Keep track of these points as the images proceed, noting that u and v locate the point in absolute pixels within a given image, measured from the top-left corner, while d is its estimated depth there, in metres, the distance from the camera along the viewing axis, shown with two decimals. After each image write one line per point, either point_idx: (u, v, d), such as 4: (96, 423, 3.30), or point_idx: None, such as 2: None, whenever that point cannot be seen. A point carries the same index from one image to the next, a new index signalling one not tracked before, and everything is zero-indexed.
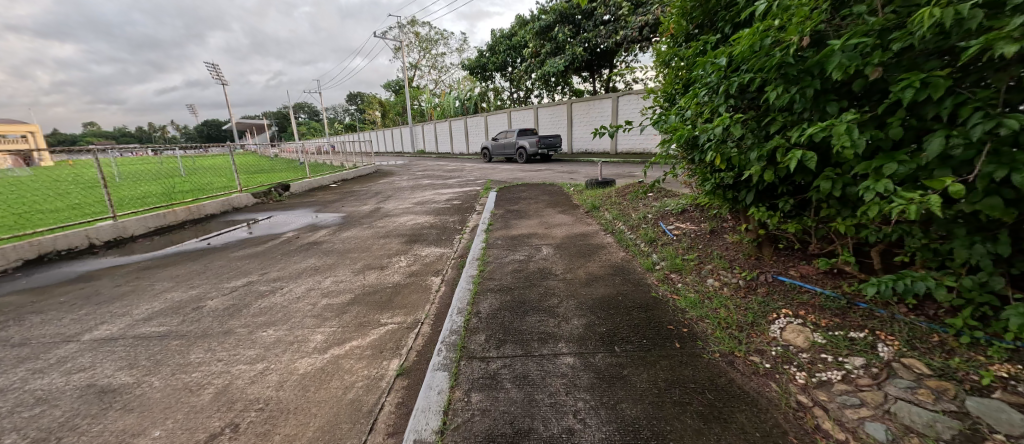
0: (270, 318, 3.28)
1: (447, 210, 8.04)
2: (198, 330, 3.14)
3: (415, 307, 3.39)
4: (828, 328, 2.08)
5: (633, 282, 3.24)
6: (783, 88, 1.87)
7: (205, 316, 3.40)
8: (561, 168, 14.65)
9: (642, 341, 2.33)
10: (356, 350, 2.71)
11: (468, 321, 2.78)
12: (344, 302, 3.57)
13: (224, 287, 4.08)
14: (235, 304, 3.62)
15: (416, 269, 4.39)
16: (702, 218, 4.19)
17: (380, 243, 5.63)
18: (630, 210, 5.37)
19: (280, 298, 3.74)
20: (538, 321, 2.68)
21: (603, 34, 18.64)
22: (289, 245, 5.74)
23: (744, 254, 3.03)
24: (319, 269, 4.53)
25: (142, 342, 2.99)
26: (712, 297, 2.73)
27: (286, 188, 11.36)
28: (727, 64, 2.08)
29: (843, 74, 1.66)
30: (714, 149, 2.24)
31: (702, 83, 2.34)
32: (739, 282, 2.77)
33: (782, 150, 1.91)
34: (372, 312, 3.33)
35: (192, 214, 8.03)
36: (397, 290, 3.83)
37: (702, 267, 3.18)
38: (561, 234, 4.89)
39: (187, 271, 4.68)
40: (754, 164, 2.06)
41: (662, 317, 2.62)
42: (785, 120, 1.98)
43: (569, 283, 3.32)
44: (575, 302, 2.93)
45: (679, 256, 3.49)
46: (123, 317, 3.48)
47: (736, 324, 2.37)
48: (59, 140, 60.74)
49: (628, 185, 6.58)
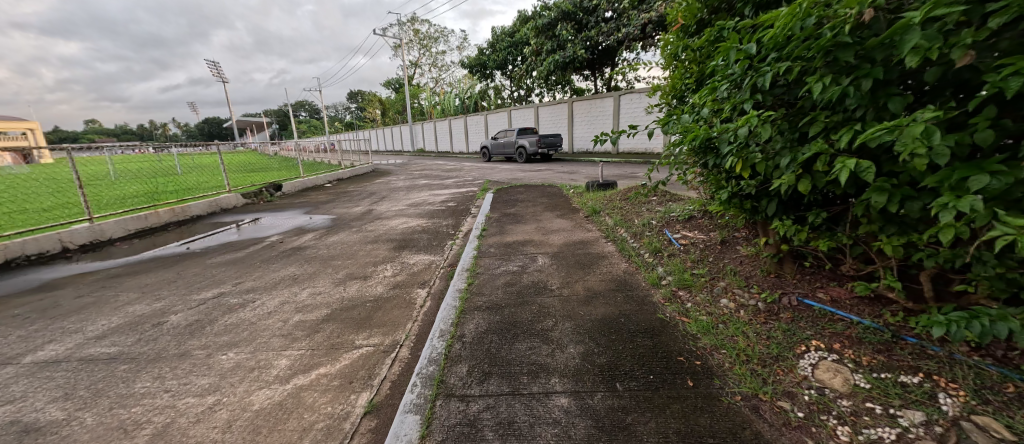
0: (233, 338, 2.95)
1: (441, 212, 7.72)
2: (152, 352, 2.82)
3: (396, 326, 3.06)
4: (871, 369, 1.75)
5: (636, 301, 2.91)
6: (831, 80, 1.54)
7: (164, 334, 3.08)
8: (561, 168, 14.30)
9: (649, 377, 2.01)
10: (323, 380, 2.38)
11: (450, 347, 2.46)
12: (318, 318, 3.25)
13: (192, 299, 3.75)
14: (199, 321, 3.29)
15: (401, 280, 4.06)
16: (712, 225, 3.86)
17: (367, 249, 5.30)
18: (633, 216, 5.04)
19: (250, 313, 3.42)
20: (529, 349, 2.36)
21: (604, 31, 18.30)
22: (271, 250, 5.42)
23: (762, 270, 2.70)
24: (298, 279, 4.20)
25: (86, 367, 2.67)
26: (727, 322, 2.40)
27: (278, 188, 11.05)
28: (754, 52, 1.75)
29: (918, 60, 1.34)
30: (736, 154, 1.90)
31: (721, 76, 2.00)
32: (757, 304, 2.44)
33: (825, 156, 1.58)
34: (347, 331, 3.00)
35: (176, 215, 7.72)
36: (378, 304, 3.50)
37: (713, 284, 2.84)
38: (559, 242, 4.55)
39: (157, 279, 4.37)
40: (786, 173, 1.73)
41: (670, 345, 2.29)
42: (828, 119, 1.65)
43: (566, 301, 2.99)
44: (572, 325, 2.60)
45: (687, 270, 3.16)
46: (74, 334, 3.16)
47: (757, 358, 2.04)
48: (59, 136, 60.70)
49: (631, 187, 6.24)
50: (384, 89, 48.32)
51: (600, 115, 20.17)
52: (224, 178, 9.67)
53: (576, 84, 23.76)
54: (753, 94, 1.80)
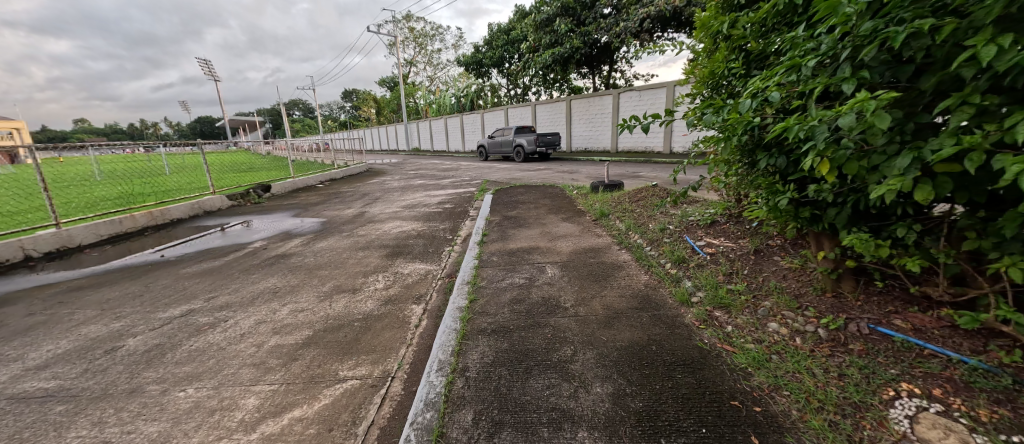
0: (196, 368, 2.53)
1: (438, 215, 7.29)
2: (97, 388, 2.39)
3: (386, 352, 2.64)
4: (995, 428, 1.38)
5: (666, 323, 2.51)
6: (995, 51, 1.16)
7: (116, 364, 2.64)
8: (560, 168, 13.89)
9: (701, 431, 1.61)
10: (297, 427, 1.97)
11: (451, 384, 2.05)
12: (298, 341, 2.82)
13: (155, 318, 3.31)
14: (159, 346, 2.86)
15: (394, 293, 3.64)
16: (740, 232, 3.50)
17: (357, 257, 4.87)
18: (647, 220, 4.65)
19: (219, 335, 2.98)
20: (549, 387, 1.96)
21: (604, 27, 17.91)
22: (252, 259, 4.97)
23: (815, 287, 2.33)
24: (278, 293, 3.77)
25: (15, 407, 2.24)
26: (783, 353, 2.01)
27: (266, 189, 10.57)
28: (866, 16, 1.36)
29: None
30: (820, 152, 1.50)
31: (801, 51, 1.62)
32: (817, 330, 2.06)
33: (972, 156, 1.20)
34: (330, 359, 2.58)
35: (154, 219, 7.24)
36: (367, 323, 3.08)
37: (756, 303, 2.45)
38: (568, 249, 4.15)
39: (120, 294, 3.92)
40: (900, 177, 1.35)
41: (717, 383, 1.89)
42: (968, 107, 1.27)
43: (584, 322, 2.59)
44: (594, 355, 2.22)
45: (720, 285, 2.77)
46: (11, 363, 2.72)
47: (834, 404, 1.64)
48: (48, 136, 59.66)
49: (640, 188, 5.84)
50: (379, 88, 47.67)
51: (599, 113, 19.78)
52: (208, 178, 9.19)
53: (574, 82, 23.35)
54: (847, 75, 1.41)
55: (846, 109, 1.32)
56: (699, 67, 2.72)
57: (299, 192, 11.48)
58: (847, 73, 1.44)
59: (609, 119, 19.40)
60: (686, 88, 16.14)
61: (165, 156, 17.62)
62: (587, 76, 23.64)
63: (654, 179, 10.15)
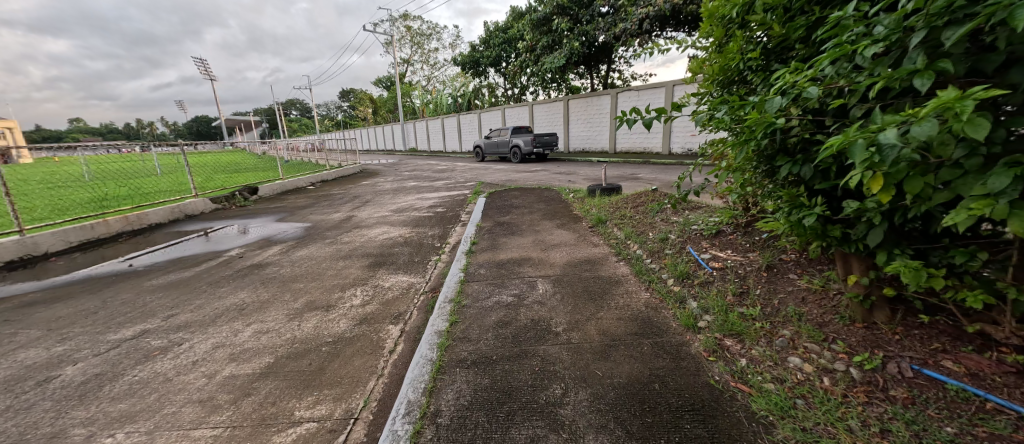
0: (133, 406, 2.21)
1: (428, 219, 6.98)
2: (14, 431, 2.07)
3: (353, 385, 2.32)
4: None
5: (670, 354, 2.19)
6: None
7: (44, 400, 2.32)
8: (557, 169, 13.58)
9: None
10: None
11: (420, 434, 1.75)
12: (256, 371, 2.51)
13: (102, 341, 2.99)
14: (99, 376, 2.54)
15: (370, 312, 3.32)
16: (749, 244, 3.20)
17: (337, 267, 4.55)
18: (648, 228, 4.34)
19: (169, 362, 2.66)
20: (539, 440, 1.66)
21: (602, 26, 17.63)
22: (224, 269, 4.65)
23: (841, 316, 2.04)
24: (244, 310, 3.44)
25: None
26: (810, 398, 1.70)
27: (253, 192, 10.23)
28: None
29: None
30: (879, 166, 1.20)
31: (851, 38, 1.32)
32: (848, 370, 1.76)
33: None
34: (288, 394, 2.26)
35: (130, 224, 6.90)
36: (337, 348, 2.76)
37: (773, 332, 2.14)
38: (562, 261, 3.84)
39: (73, 310, 3.59)
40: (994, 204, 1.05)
41: (734, 440, 1.58)
42: None
43: (577, 350, 2.29)
44: (588, 395, 1.91)
45: (730, 308, 2.47)
46: None
47: None
48: (42, 135, 59.13)
49: (640, 193, 5.54)
50: (376, 87, 47.25)
51: (597, 113, 19.49)
52: (190, 181, 8.84)
53: (572, 82, 23.06)
54: (921, 68, 1.11)
55: (925, 113, 1.03)
56: (708, 59, 2.41)
57: (289, 194, 11.14)
58: (919, 65, 1.14)
59: (608, 120, 19.12)
60: (685, 89, 15.90)
61: (154, 157, 17.28)
62: (584, 76, 23.35)
63: (653, 182, 9.86)
